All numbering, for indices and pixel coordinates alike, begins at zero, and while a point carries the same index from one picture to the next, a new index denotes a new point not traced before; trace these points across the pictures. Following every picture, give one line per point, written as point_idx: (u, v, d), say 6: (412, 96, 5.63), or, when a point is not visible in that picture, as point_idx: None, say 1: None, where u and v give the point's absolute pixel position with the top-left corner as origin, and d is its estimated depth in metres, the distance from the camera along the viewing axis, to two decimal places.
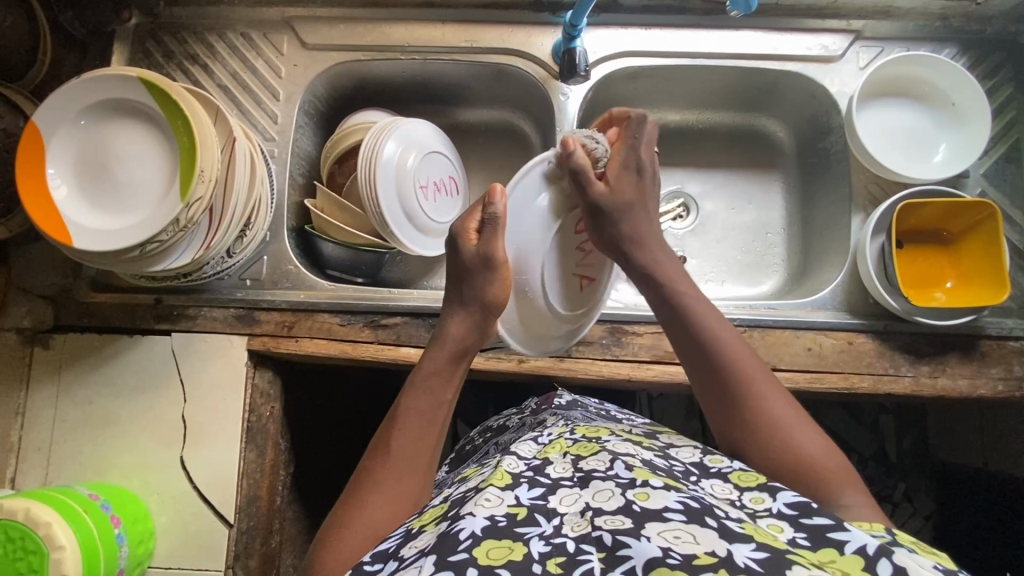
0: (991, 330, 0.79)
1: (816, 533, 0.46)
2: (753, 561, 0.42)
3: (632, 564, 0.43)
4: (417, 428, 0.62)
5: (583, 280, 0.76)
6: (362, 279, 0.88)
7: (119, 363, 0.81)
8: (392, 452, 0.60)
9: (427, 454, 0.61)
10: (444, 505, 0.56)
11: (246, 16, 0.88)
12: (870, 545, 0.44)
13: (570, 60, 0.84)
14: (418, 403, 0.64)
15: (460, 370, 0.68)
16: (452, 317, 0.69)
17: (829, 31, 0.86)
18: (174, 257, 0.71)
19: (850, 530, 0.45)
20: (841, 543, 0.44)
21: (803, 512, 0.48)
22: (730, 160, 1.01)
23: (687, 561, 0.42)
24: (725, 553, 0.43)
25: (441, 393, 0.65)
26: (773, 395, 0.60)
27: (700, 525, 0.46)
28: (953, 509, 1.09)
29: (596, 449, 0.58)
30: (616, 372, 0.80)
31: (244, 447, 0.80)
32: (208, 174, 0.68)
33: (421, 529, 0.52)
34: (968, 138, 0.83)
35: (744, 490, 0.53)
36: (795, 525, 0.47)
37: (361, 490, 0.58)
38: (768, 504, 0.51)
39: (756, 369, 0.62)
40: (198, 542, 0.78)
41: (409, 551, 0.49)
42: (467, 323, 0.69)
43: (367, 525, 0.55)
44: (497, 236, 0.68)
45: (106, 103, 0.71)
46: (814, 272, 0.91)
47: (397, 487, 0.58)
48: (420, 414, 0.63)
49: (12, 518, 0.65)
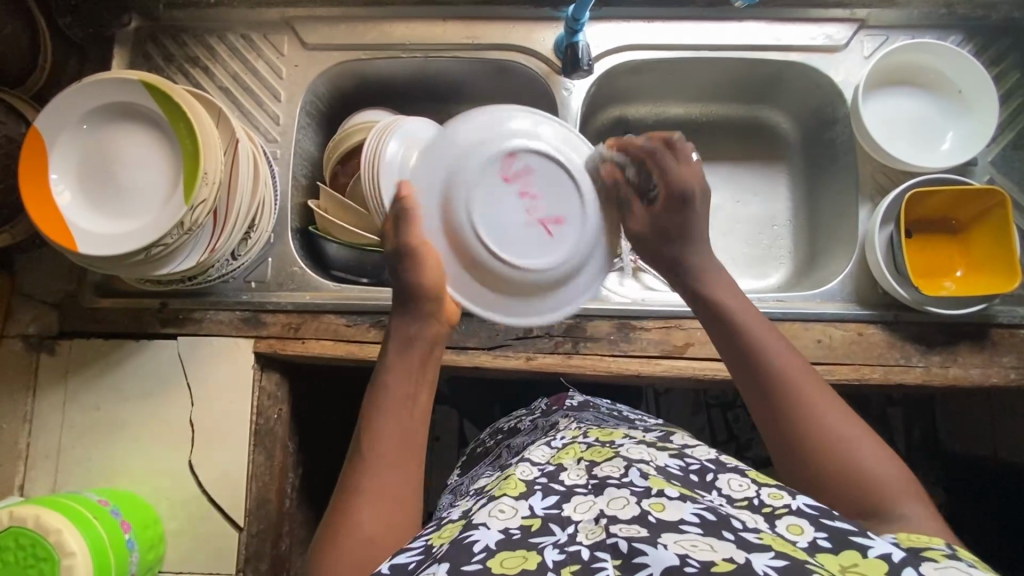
0: (1003, 318, 0.79)
1: (837, 534, 0.46)
2: (773, 568, 0.42)
3: (650, 571, 0.42)
4: (383, 428, 0.60)
5: (549, 226, 0.67)
6: (369, 280, 0.86)
7: (124, 368, 0.81)
8: (370, 458, 0.58)
9: (405, 452, 0.59)
10: (461, 521, 0.54)
11: (245, 17, 0.88)
12: (895, 553, 0.44)
13: (573, 54, 0.83)
14: (382, 402, 0.61)
15: (420, 361, 0.65)
16: (400, 315, 0.66)
17: (832, 20, 0.85)
18: (181, 260, 0.71)
19: (873, 536, 0.46)
20: (864, 547, 0.45)
21: (824, 513, 0.49)
22: (736, 152, 1.00)
23: (705, 567, 0.42)
24: (744, 559, 0.43)
25: (402, 386, 0.63)
26: (836, 421, 0.56)
27: (718, 538, 0.45)
28: (964, 499, 1.09)
29: (610, 455, 0.58)
30: (625, 368, 0.80)
31: (253, 450, 0.80)
32: (212, 176, 0.67)
33: (438, 546, 0.50)
34: (976, 125, 0.83)
35: (762, 486, 0.53)
36: (816, 525, 0.47)
37: (345, 499, 0.56)
38: (787, 500, 0.51)
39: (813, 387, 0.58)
40: (209, 546, 0.78)
41: (425, 564, 0.48)
42: (413, 315, 0.65)
43: (355, 535, 0.53)
44: (408, 224, 0.63)
45: (107, 107, 0.70)
46: (821, 263, 0.90)
47: (378, 491, 0.56)
48: (386, 413, 0.61)
49: (23, 525, 0.65)
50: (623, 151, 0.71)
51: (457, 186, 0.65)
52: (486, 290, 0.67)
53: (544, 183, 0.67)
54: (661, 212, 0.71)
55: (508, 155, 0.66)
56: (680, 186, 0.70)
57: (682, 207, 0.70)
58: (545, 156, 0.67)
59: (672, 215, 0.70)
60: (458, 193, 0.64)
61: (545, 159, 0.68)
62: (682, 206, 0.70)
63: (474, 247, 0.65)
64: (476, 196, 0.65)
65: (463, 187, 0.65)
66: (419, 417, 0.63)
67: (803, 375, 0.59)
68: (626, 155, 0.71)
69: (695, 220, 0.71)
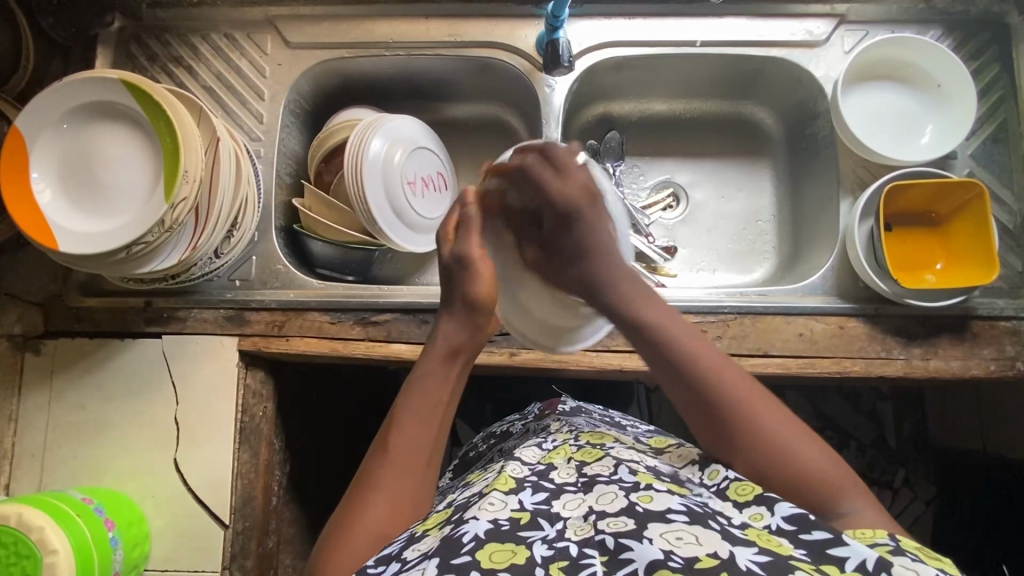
0: (983, 311, 0.79)
1: (815, 550, 0.46)
2: (756, 564, 0.42)
3: (635, 567, 0.43)
4: (416, 428, 0.61)
5: None
6: (354, 276, 0.88)
7: (110, 367, 0.81)
8: (394, 455, 0.59)
9: (427, 456, 0.60)
10: (447, 510, 0.56)
11: (228, 17, 0.88)
12: (869, 561, 0.44)
13: (553, 51, 0.83)
14: (417, 405, 0.62)
15: (455, 369, 0.65)
16: (447, 320, 0.67)
17: (813, 16, 0.86)
18: (162, 258, 0.71)
19: (850, 544, 0.46)
20: (840, 561, 0.45)
21: (802, 527, 0.48)
22: (720, 147, 1.00)
23: (689, 563, 0.42)
24: (728, 554, 0.43)
25: (437, 391, 0.63)
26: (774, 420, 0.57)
27: (703, 526, 0.46)
28: (953, 493, 1.09)
29: (600, 455, 0.59)
30: (608, 363, 0.80)
31: (238, 448, 0.80)
32: (192, 174, 0.68)
33: (423, 533, 0.52)
34: (954, 119, 0.83)
35: (742, 508, 0.52)
36: (795, 542, 0.47)
37: (358, 492, 0.57)
38: (767, 521, 0.50)
39: (744, 388, 0.58)
40: (194, 545, 0.78)
41: (413, 554, 0.49)
42: (462, 323, 0.66)
43: (368, 531, 0.54)
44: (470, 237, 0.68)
45: (89, 106, 0.71)
46: (805, 256, 0.90)
47: (397, 489, 0.57)
48: (419, 416, 0.61)
49: (5, 523, 0.65)
50: (499, 177, 0.68)
51: (512, 218, 0.71)
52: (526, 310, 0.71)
53: None
54: (552, 236, 0.66)
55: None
56: (560, 204, 0.64)
57: (568, 225, 0.65)
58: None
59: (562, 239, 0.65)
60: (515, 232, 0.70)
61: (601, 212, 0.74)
62: (568, 225, 0.65)
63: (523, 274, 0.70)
64: (529, 226, 0.71)
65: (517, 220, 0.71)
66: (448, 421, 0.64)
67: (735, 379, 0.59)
68: (505, 180, 0.68)
69: (592, 236, 0.65)
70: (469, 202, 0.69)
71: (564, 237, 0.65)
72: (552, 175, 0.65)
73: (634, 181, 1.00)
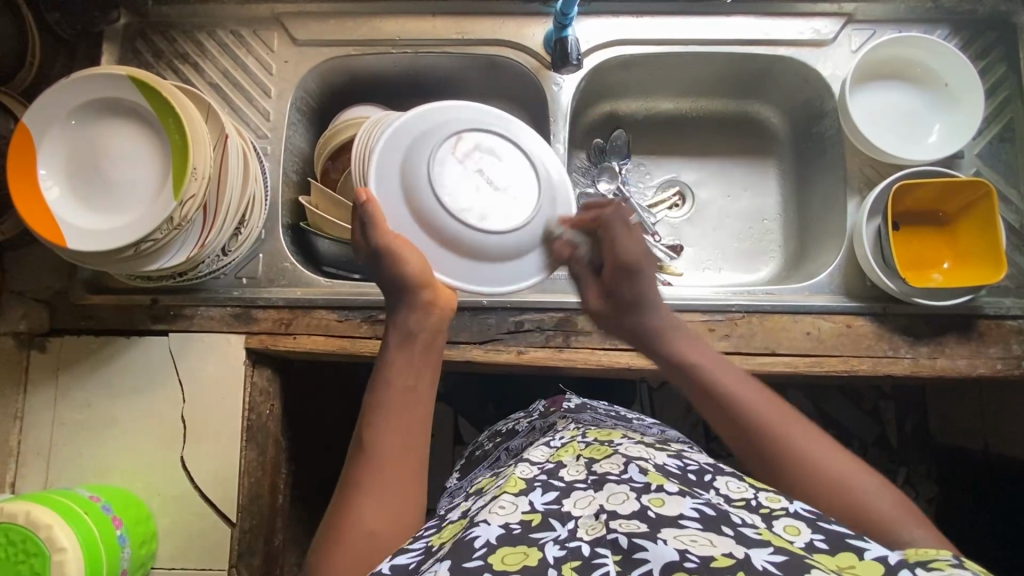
0: (989, 310, 0.79)
1: (834, 537, 0.47)
2: (772, 564, 0.42)
3: (649, 567, 0.43)
4: (385, 419, 0.61)
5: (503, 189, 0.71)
6: (361, 276, 0.87)
7: (116, 365, 0.81)
8: (371, 449, 0.59)
9: (406, 445, 0.60)
10: (462, 521, 0.54)
11: (235, 14, 0.88)
12: (890, 556, 0.45)
13: (562, 48, 0.83)
14: (386, 396, 0.62)
15: (419, 350, 0.65)
16: (395, 308, 0.67)
17: (820, 15, 0.86)
18: (168, 257, 0.71)
19: (869, 540, 0.47)
20: (860, 550, 0.45)
21: (821, 515, 0.50)
22: (725, 146, 1.00)
23: (704, 563, 0.42)
24: (743, 555, 0.43)
25: (401, 379, 0.63)
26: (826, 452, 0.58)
27: (717, 533, 0.46)
28: (955, 491, 1.10)
29: (609, 452, 0.59)
30: (616, 361, 0.80)
31: (245, 446, 0.80)
32: (201, 172, 0.67)
33: (440, 547, 0.50)
34: (961, 117, 0.83)
35: (760, 489, 0.53)
36: (812, 527, 0.48)
37: (349, 491, 0.57)
38: (784, 503, 0.51)
39: (791, 421, 0.60)
40: (201, 543, 0.78)
41: (427, 562, 0.48)
42: (408, 306, 0.66)
43: (355, 525, 0.54)
44: (376, 222, 0.64)
45: (95, 102, 0.70)
46: (811, 255, 0.91)
47: (380, 481, 0.57)
48: (387, 406, 0.61)
49: (13, 521, 0.65)
50: (577, 229, 0.75)
51: (413, 170, 0.68)
52: (459, 258, 0.69)
53: (488, 155, 0.71)
54: (611, 287, 0.75)
55: (454, 136, 0.70)
56: (627, 255, 0.74)
57: (633, 274, 0.74)
58: (485, 132, 0.72)
59: (622, 286, 0.74)
60: (417, 175, 0.68)
61: (489, 136, 0.72)
62: (630, 277, 0.74)
63: (442, 222, 0.68)
64: (433, 180, 0.67)
65: (418, 177, 0.67)
66: (423, 405, 0.63)
67: (783, 413, 0.61)
68: (580, 232, 0.75)
69: (646, 287, 0.74)
70: (551, 256, 0.74)
71: (625, 285, 0.74)
72: (623, 233, 0.75)
73: (641, 180, 1.00)
